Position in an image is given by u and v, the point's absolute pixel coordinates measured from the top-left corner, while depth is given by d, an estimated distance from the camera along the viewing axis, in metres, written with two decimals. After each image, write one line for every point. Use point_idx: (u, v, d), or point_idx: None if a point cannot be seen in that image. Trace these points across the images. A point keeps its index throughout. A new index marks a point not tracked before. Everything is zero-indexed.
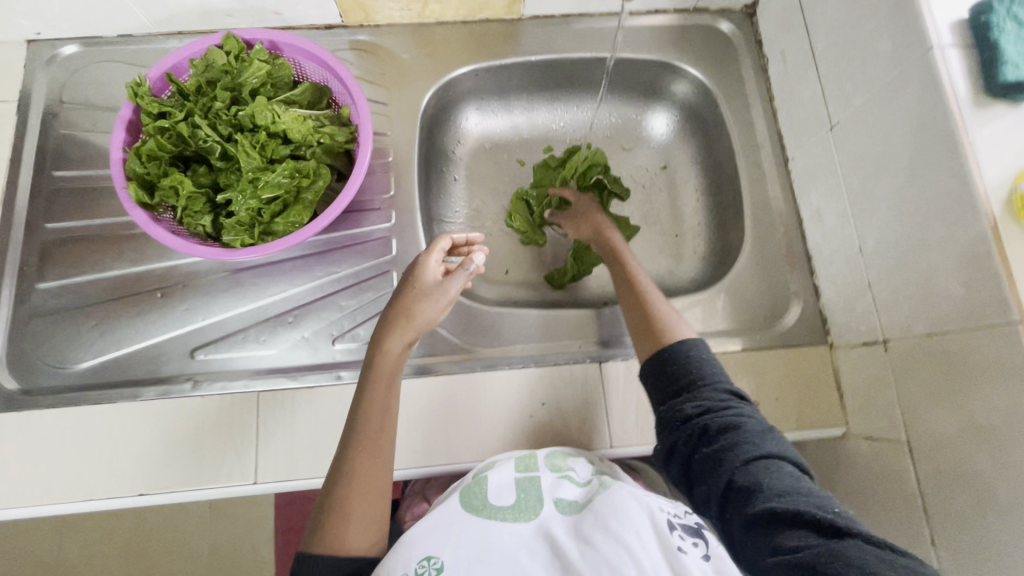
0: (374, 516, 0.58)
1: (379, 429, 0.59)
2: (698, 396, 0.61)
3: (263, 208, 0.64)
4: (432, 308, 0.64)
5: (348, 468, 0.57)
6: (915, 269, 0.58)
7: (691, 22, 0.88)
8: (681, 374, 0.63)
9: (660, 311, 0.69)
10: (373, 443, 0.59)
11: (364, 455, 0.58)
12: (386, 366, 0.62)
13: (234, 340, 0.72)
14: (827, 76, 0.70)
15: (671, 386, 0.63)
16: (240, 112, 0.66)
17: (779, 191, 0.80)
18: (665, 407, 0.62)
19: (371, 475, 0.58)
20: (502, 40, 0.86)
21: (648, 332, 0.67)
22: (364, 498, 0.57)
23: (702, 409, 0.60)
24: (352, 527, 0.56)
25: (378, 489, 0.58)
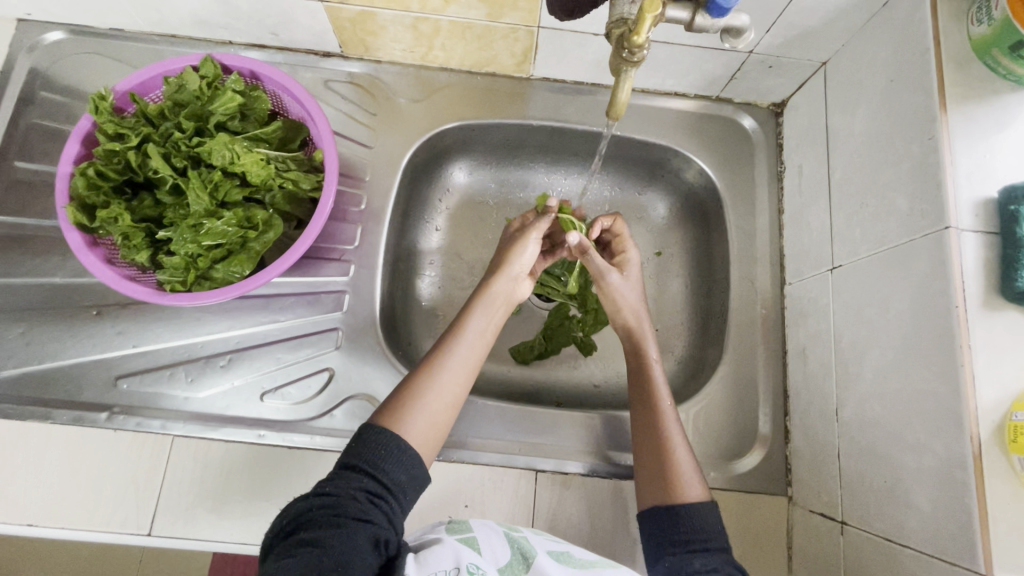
0: (431, 437, 0.55)
1: (464, 352, 0.60)
2: (708, 554, 0.52)
3: (203, 254, 0.60)
4: (526, 251, 0.67)
5: (432, 361, 0.59)
6: (887, 460, 0.53)
7: (711, 110, 0.81)
8: (682, 526, 0.55)
9: (677, 451, 0.59)
10: (459, 359, 0.60)
11: (450, 360, 0.59)
12: (490, 296, 0.65)
13: (161, 375, 0.69)
14: (839, 211, 0.64)
15: (669, 534, 0.55)
16: (200, 145, 0.62)
17: (769, 314, 0.74)
18: (671, 556, 0.54)
19: (447, 378, 0.58)
20: (507, 98, 0.81)
21: (658, 475, 0.58)
22: (437, 401, 0.56)
23: (711, 566, 0.51)
24: (416, 421, 0.54)
25: (452, 402, 0.58)
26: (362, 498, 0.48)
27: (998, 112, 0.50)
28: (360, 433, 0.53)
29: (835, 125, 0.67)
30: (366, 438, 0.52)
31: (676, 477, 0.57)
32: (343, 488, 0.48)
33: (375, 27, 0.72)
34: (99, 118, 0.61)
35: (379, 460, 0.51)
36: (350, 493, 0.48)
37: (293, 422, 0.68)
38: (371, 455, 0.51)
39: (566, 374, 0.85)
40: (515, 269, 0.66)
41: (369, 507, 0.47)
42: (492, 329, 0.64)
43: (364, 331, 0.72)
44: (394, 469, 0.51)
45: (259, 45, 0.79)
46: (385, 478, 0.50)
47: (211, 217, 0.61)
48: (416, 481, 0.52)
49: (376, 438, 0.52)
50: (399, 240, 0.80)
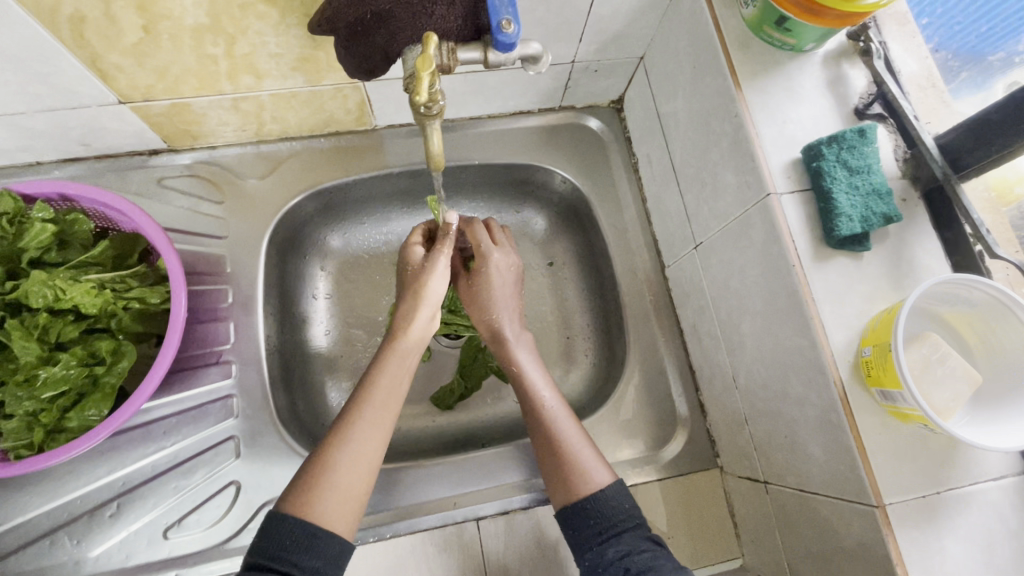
0: (349, 509, 0.52)
1: (377, 409, 0.56)
2: (619, 539, 0.52)
3: (46, 408, 0.54)
4: (435, 277, 0.63)
5: (341, 428, 0.55)
6: (781, 417, 0.55)
7: (559, 120, 0.83)
8: (592, 515, 0.54)
9: (570, 439, 0.58)
10: (373, 419, 0.56)
11: (363, 421, 0.55)
12: (403, 343, 0.60)
13: (39, 547, 0.61)
14: (687, 193, 0.67)
15: (584, 530, 0.54)
16: (15, 290, 0.56)
17: (659, 299, 0.77)
18: (589, 553, 0.53)
19: (359, 444, 0.54)
20: (357, 154, 0.79)
21: (557, 472, 0.57)
22: (350, 471, 0.53)
23: (623, 552, 0.51)
24: (327, 501, 0.51)
25: (368, 466, 0.54)
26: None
27: (784, 79, 0.55)
28: (264, 523, 0.50)
29: (665, 113, 0.70)
30: (271, 529, 0.49)
31: (578, 469, 0.56)
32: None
33: (194, 115, 0.68)
34: None
35: (285, 552, 0.48)
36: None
37: (207, 551, 0.62)
38: (275, 547, 0.48)
39: (491, 407, 0.84)
40: (426, 303, 0.62)
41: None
42: (406, 374, 0.60)
43: (263, 430, 0.67)
44: (304, 558, 0.48)
45: (72, 158, 0.73)
46: (294, 569, 0.47)
47: (47, 364, 0.55)
48: (335, 560, 0.49)
49: (280, 527, 0.49)
50: (284, 323, 0.76)
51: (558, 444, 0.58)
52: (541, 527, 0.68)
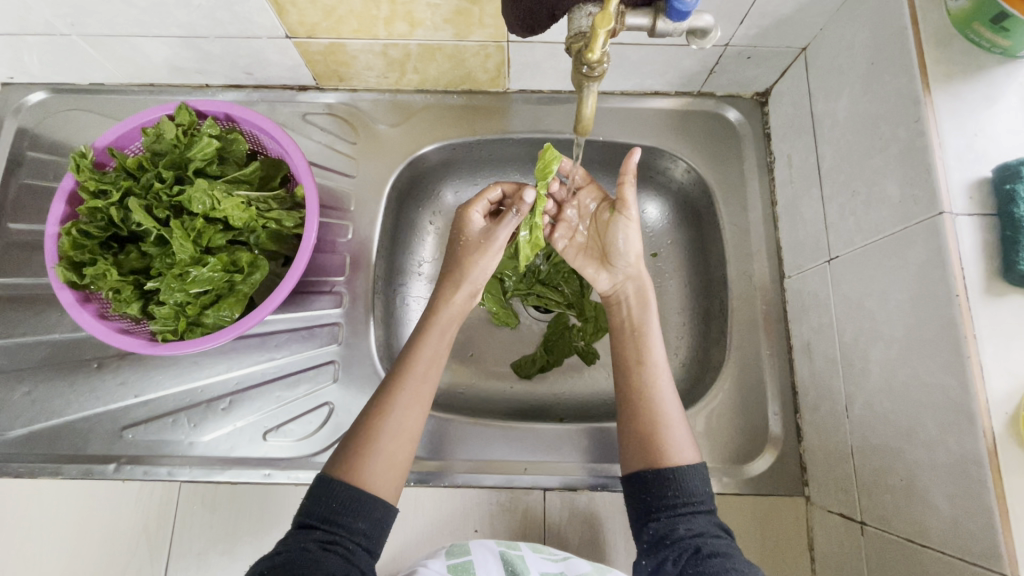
0: (394, 477, 0.52)
1: (417, 380, 0.57)
2: (691, 519, 0.51)
3: (191, 302, 0.61)
4: (484, 257, 0.65)
5: (384, 396, 0.56)
6: (901, 459, 0.50)
7: (694, 106, 0.79)
8: (670, 490, 0.52)
9: (667, 407, 0.57)
10: (414, 390, 0.56)
11: (405, 389, 0.56)
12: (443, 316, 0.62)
13: (164, 423, 0.69)
14: (831, 201, 0.62)
15: (655, 498, 0.52)
16: (181, 194, 0.63)
17: (770, 309, 0.72)
18: (655, 523, 0.52)
19: (401, 412, 0.55)
20: (485, 115, 0.80)
21: (640, 440, 0.55)
22: (392, 439, 0.53)
23: (695, 530, 0.50)
24: (374, 466, 0.51)
25: (409, 437, 0.55)
26: (313, 546, 0.46)
27: (984, 87, 0.48)
28: (314, 485, 0.50)
29: (820, 111, 0.65)
30: (321, 489, 0.50)
31: (666, 439, 0.55)
32: (293, 543, 0.47)
33: (346, 57, 0.72)
34: (79, 175, 0.62)
35: (334, 515, 0.48)
36: (302, 546, 0.46)
37: (298, 458, 0.68)
38: (324, 509, 0.49)
39: (571, 386, 0.83)
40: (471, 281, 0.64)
41: (322, 555, 0.46)
42: (445, 348, 0.61)
43: (361, 361, 0.71)
44: (350, 519, 0.48)
45: (235, 85, 0.79)
46: (339, 526, 0.48)
47: (196, 264, 0.62)
48: (379, 524, 0.50)
49: (328, 488, 0.50)
50: (390, 267, 0.80)
51: (653, 406, 0.56)
52: (606, 512, 0.68)
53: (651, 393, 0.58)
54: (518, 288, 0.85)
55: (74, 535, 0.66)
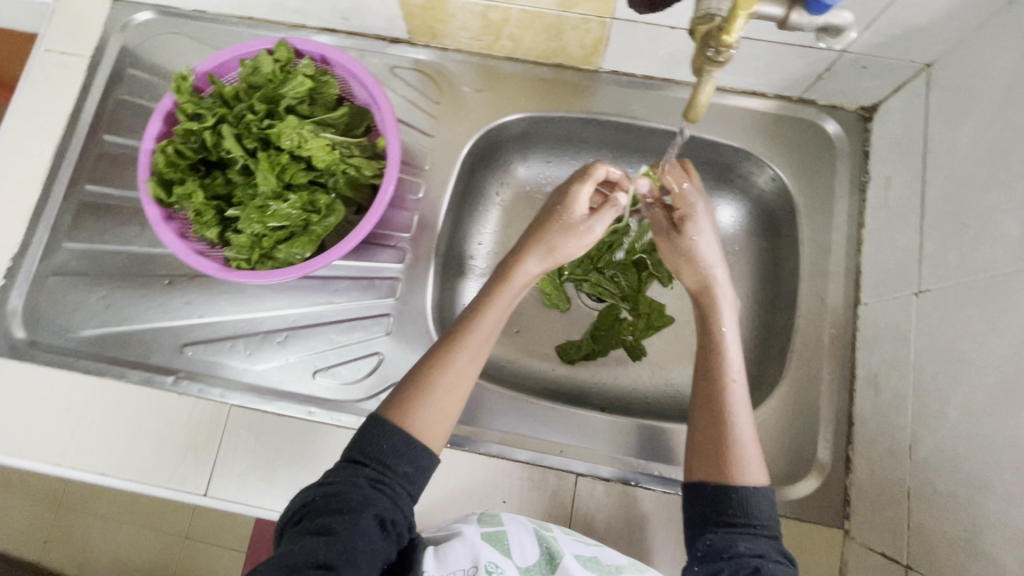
0: (438, 429, 0.53)
1: (480, 345, 0.57)
2: (753, 539, 0.50)
3: (267, 235, 0.63)
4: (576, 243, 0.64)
5: (446, 352, 0.56)
6: (969, 509, 0.48)
7: (790, 112, 0.76)
8: (730, 507, 0.51)
9: (740, 419, 0.56)
10: (474, 352, 0.56)
11: (469, 346, 0.56)
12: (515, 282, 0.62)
13: (222, 346, 0.72)
14: (932, 230, 0.58)
15: (713, 512, 0.52)
16: (270, 128, 0.64)
17: (838, 333, 0.69)
18: (711, 535, 0.51)
19: (461, 367, 0.55)
20: (571, 91, 0.78)
21: (711, 455, 0.54)
22: (448, 391, 0.54)
23: (756, 551, 0.49)
24: (425, 415, 0.52)
25: (459, 395, 0.55)
26: (363, 482, 0.48)
27: None
28: (365, 423, 0.51)
29: (936, 134, 0.61)
30: (373, 429, 0.51)
31: (736, 460, 0.53)
32: (345, 476, 0.48)
33: (445, 14, 0.71)
34: (179, 97, 0.64)
35: (384, 456, 0.49)
36: (352, 480, 0.48)
37: (343, 401, 0.70)
38: (374, 449, 0.50)
39: (613, 378, 0.82)
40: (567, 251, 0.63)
41: (370, 494, 0.47)
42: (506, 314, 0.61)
43: (415, 318, 0.72)
44: (398, 464, 0.49)
45: (329, 29, 0.80)
46: (387, 466, 0.49)
47: (277, 199, 0.63)
48: (423, 470, 0.51)
49: (380, 431, 0.50)
50: (453, 232, 0.80)
51: (727, 427, 0.55)
52: (635, 508, 0.67)
53: (723, 399, 0.56)
54: (575, 272, 0.85)
55: (125, 437, 0.69)
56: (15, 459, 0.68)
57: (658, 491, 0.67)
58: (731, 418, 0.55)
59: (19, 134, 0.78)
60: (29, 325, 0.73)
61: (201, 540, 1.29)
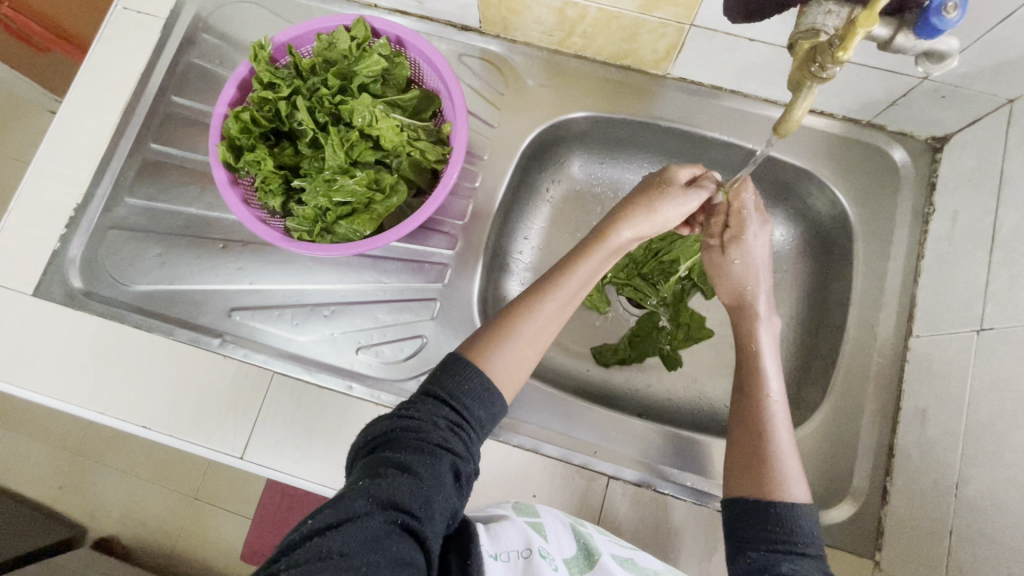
0: (516, 376, 0.56)
1: (563, 300, 0.59)
2: (795, 561, 0.48)
3: (331, 209, 0.64)
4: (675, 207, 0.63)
5: (530, 302, 0.58)
6: (1019, 554, 0.48)
7: (857, 135, 0.75)
8: (772, 524, 0.50)
9: (781, 441, 0.56)
10: (555, 307, 0.58)
11: (550, 302, 0.58)
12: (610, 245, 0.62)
13: (269, 314, 0.74)
14: (1000, 269, 0.58)
15: (754, 530, 0.51)
16: (342, 104, 0.65)
17: (886, 363, 0.68)
18: (752, 553, 0.50)
19: (541, 320, 0.57)
20: (636, 94, 0.78)
21: (751, 468, 0.54)
22: (527, 342, 0.56)
23: (798, 573, 0.47)
24: (502, 359, 0.54)
25: (536, 348, 0.57)
26: (443, 425, 0.48)
27: None
28: (447, 362, 0.53)
29: (1013, 172, 0.59)
30: (455, 368, 0.52)
31: (777, 475, 0.53)
32: (426, 413, 0.49)
33: (521, 6, 0.71)
34: (256, 65, 0.65)
35: (462, 397, 0.50)
36: (433, 419, 0.48)
37: (383, 380, 0.71)
38: (455, 389, 0.51)
39: (647, 385, 0.82)
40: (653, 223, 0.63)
41: (450, 436, 0.48)
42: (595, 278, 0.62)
43: (460, 306, 0.73)
44: (473, 406, 0.51)
45: (401, 11, 0.80)
46: (465, 412, 0.50)
47: (343, 174, 0.64)
48: (493, 416, 0.53)
49: (463, 370, 0.52)
50: (503, 224, 0.80)
51: (765, 442, 0.55)
52: (663, 517, 0.67)
53: (764, 418, 0.57)
54: (618, 277, 0.84)
55: (170, 393, 0.70)
56: (64, 403, 0.70)
57: (688, 502, 0.67)
58: (768, 433, 0.56)
59: (91, 87, 0.79)
60: (86, 275, 0.75)
61: (211, 502, 1.32)
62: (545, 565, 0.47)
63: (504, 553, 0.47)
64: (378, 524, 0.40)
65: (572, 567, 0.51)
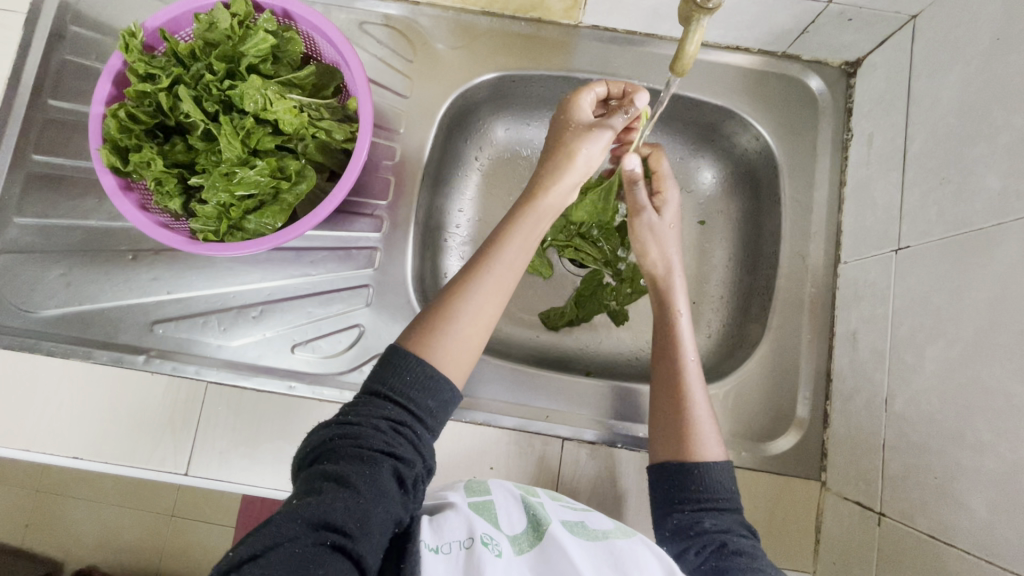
0: (464, 358, 0.52)
1: (504, 268, 0.54)
2: (717, 515, 0.53)
3: (234, 205, 0.60)
4: (594, 145, 0.57)
5: (468, 278, 0.54)
6: (941, 458, 0.50)
7: (773, 68, 0.74)
8: (694, 484, 0.54)
9: (695, 403, 0.58)
10: (498, 276, 0.54)
11: (489, 276, 0.54)
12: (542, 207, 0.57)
13: (194, 323, 0.70)
14: (912, 186, 0.59)
15: (679, 493, 0.55)
16: (231, 89, 0.60)
17: (818, 292, 0.70)
18: (678, 514, 0.54)
19: (483, 296, 0.53)
20: (551, 47, 0.75)
21: (670, 432, 0.57)
22: (470, 324, 0.52)
23: (720, 527, 0.52)
24: (448, 342, 0.51)
25: (485, 323, 0.53)
26: (385, 426, 0.46)
27: None
28: (386, 356, 0.50)
29: (918, 89, 0.60)
30: (394, 362, 0.50)
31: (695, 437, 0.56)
32: (366, 417, 0.47)
33: None
34: (128, 56, 0.59)
35: (405, 388, 0.49)
36: (374, 423, 0.46)
37: (323, 375, 0.68)
38: (396, 381, 0.49)
39: (597, 343, 0.82)
40: (575, 170, 0.57)
41: (392, 439, 0.46)
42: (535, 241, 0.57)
43: (394, 289, 0.71)
44: (420, 396, 0.49)
45: None
46: (410, 408, 0.48)
47: (243, 165, 0.60)
48: (446, 405, 0.50)
49: (402, 361, 0.49)
50: (430, 200, 0.77)
51: (684, 406, 0.58)
52: (621, 470, 0.68)
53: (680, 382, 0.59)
54: (557, 239, 0.81)
55: (95, 420, 0.66)
56: None
57: (643, 452, 0.68)
58: (686, 395, 0.58)
59: None
60: None
61: (189, 517, 1.26)
62: (488, 552, 0.46)
63: (445, 546, 0.46)
64: (304, 547, 0.38)
65: (521, 543, 0.50)
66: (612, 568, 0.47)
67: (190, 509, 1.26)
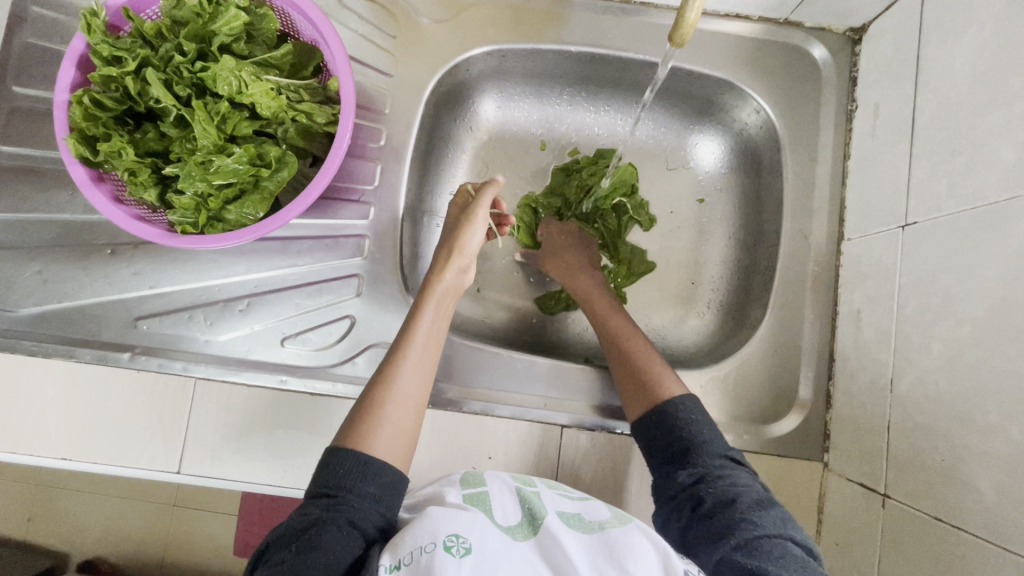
0: (403, 441, 0.53)
1: (419, 353, 0.57)
2: (691, 464, 0.54)
3: (213, 195, 0.57)
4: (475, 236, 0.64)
5: (388, 367, 0.56)
6: (948, 440, 0.49)
7: (775, 36, 0.71)
8: (666, 427, 0.57)
9: (647, 350, 0.63)
10: (416, 360, 0.57)
11: (406, 365, 0.56)
12: (438, 291, 0.61)
13: (179, 318, 0.67)
14: (921, 159, 0.56)
15: (655, 444, 0.57)
16: (204, 71, 0.57)
17: (820, 271, 0.68)
18: (659, 474, 0.56)
19: (406, 384, 0.55)
20: (541, 19, 0.71)
21: (633, 382, 0.61)
22: (398, 409, 0.54)
23: (696, 475, 0.54)
24: (383, 433, 0.52)
25: (415, 407, 0.55)
26: (316, 510, 0.47)
27: None
28: (323, 458, 0.51)
29: (928, 56, 0.57)
30: (330, 462, 0.50)
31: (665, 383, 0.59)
32: (297, 511, 0.48)
33: None
34: (91, 37, 0.55)
35: (340, 479, 0.49)
36: (304, 512, 0.47)
37: (315, 368, 0.67)
38: (332, 477, 0.49)
39: None
40: (462, 258, 0.63)
41: (323, 514, 0.47)
42: (442, 325, 0.61)
43: (385, 278, 0.68)
44: (359, 484, 0.49)
45: None
46: (339, 486, 0.49)
47: (220, 153, 0.57)
48: (390, 485, 0.50)
49: (337, 460, 0.50)
50: (419, 184, 0.74)
51: (632, 350, 0.63)
52: (621, 456, 0.67)
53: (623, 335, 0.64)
54: None
55: (80, 420, 0.64)
56: None
57: None
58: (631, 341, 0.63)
59: None
60: None
61: (194, 507, 1.26)
62: (451, 555, 0.42)
63: (406, 559, 0.43)
64: None
65: (516, 532, 0.48)
66: (605, 558, 0.45)
67: (192, 500, 1.26)
